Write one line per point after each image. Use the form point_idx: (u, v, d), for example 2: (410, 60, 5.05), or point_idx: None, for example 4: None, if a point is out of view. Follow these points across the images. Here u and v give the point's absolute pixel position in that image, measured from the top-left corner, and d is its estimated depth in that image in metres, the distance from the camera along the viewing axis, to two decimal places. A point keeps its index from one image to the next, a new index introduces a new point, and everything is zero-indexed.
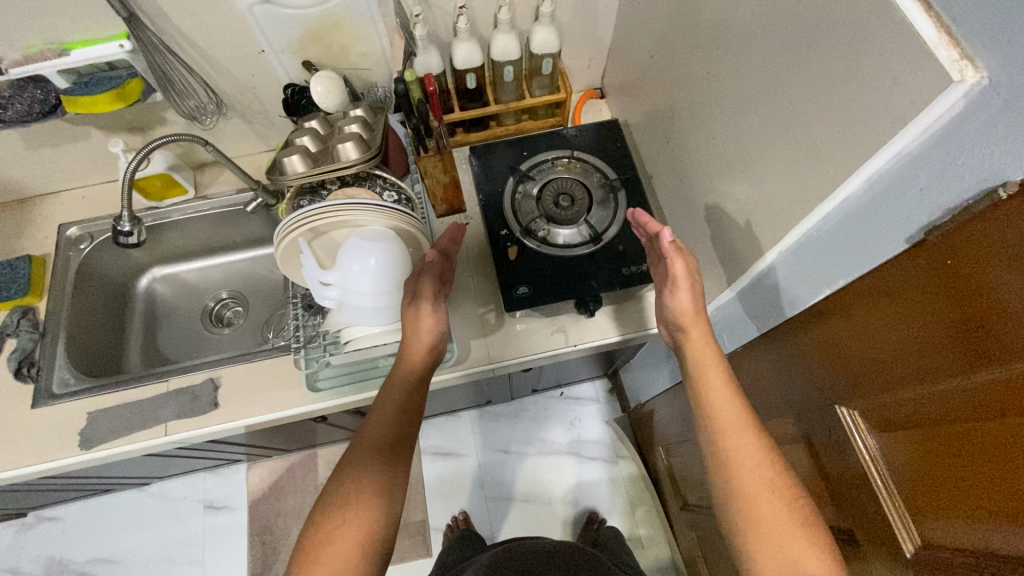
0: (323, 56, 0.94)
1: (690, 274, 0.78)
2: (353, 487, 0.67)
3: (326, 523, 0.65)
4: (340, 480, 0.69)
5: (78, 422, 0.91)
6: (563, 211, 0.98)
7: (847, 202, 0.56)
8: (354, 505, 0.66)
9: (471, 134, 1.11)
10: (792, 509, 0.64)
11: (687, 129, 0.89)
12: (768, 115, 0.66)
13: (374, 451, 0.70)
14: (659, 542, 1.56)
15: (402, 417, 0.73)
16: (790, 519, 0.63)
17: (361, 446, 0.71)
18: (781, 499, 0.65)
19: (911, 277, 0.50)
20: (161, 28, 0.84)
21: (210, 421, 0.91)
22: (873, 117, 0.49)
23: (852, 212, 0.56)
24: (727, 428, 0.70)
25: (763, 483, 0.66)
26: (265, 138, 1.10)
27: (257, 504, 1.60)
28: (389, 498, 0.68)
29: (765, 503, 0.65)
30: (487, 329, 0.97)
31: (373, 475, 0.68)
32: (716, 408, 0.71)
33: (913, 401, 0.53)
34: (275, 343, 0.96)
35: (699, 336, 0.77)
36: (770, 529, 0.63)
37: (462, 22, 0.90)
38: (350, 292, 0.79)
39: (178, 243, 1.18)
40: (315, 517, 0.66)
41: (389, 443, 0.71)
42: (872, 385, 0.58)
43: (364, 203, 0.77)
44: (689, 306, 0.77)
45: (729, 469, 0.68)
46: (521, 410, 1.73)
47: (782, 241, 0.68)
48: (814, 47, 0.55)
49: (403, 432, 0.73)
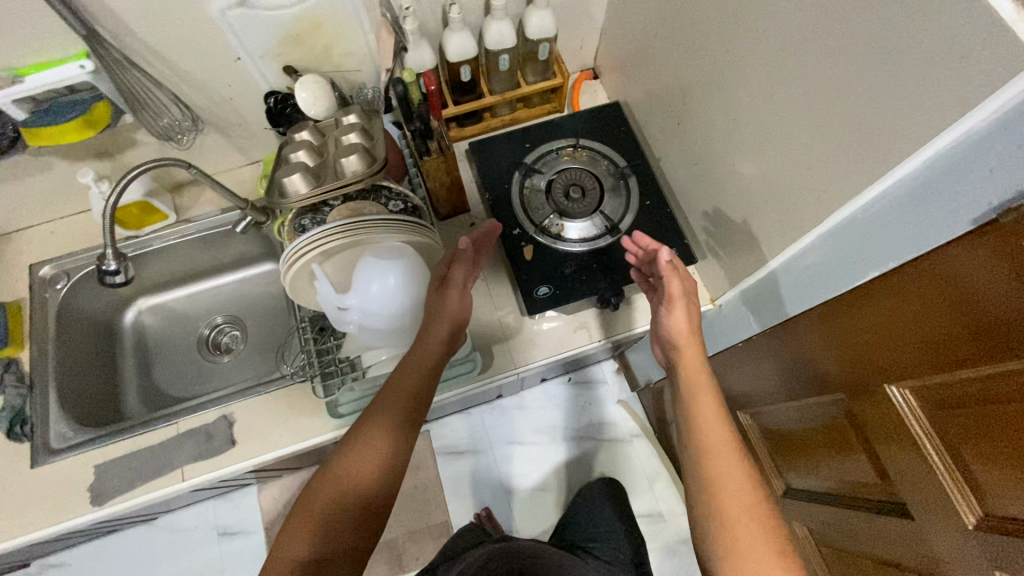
0: (306, 60, 0.87)
1: (689, 293, 0.76)
2: (356, 464, 0.65)
3: (326, 492, 0.65)
4: (344, 450, 0.66)
5: (87, 478, 0.86)
6: (575, 204, 0.94)
7: (901, 185, 0.54)
8: (353, 480, 0.65)
9: (466, 127, 1.05)
10: (769, 535, 0.62)
11: (700, 110, 0.85)
12: (804, 92, 0.63)
13: (382, 428, 0.67)
14: (679, 514, 1.59)
15: (414, 393, 0.70)
16: (767, 548, 0.61)
17: (371, 419, 0.68)
18: (757, 524, 0.62)
19: (976, 260, 0.48)
20: (124, 43, 0.76)
21: (229, 461, 0.87)
22: (943, 93, 0.47)
23: (902, 195, 0.54)
24: (712, 448, 0.68)
25: (741, 506, 0.64)
26: (245, 151, 1.02)
27: (273, 524, 1.56)
28: (388, 478, 0.66)
29: (743, 530, 0.62)
30: (508, 333, 0.95)
31: (376, 454, 0.66)
32: (704, 426, 0.69)
33: (976, 382, 0.52)
34: (291, 377, 0.90)
35: (691, 354, 0.74)
36: (745, 555, 0.61)
37: (455, 11, 0.83)
38: (371, 314, 0.74)
39: (163, 271, 1.10)
40: (316, 482, 0.66)
41: (398, 422, 0.67)
42: (930, 366, 0.57)
43: (333, 226, 0.71)
44: (684, 327, 0.75)
45: (711, 493, 0.66)
46: (531, 399, 1.70)
47: (822, 223, 0.67)
48: (868, 18, 0.52)
49: (412, 412, 0.69)
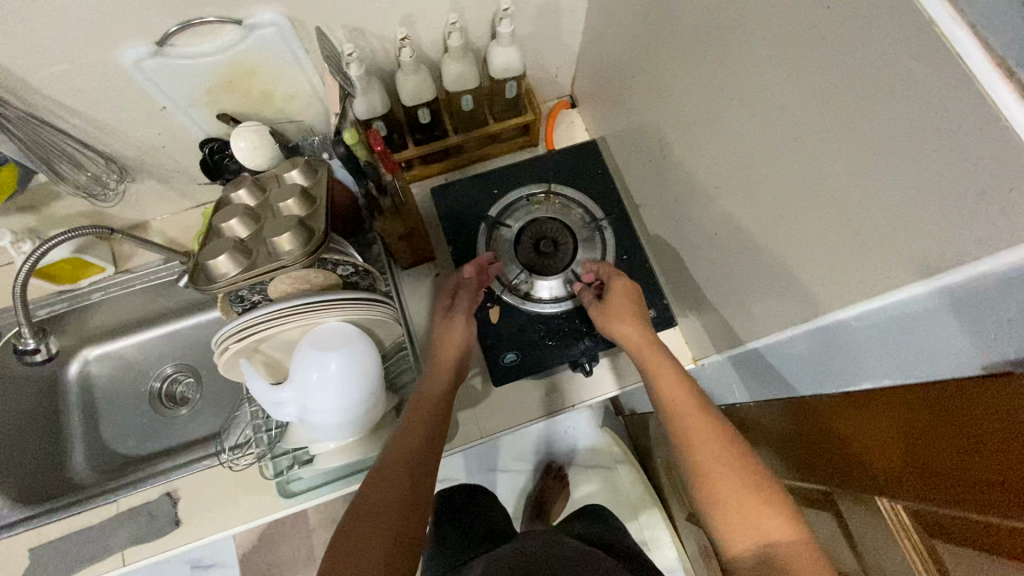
0: (243, 106, 0.79)
1: (631, 297, 0.77)
2: (388, 493, 0.62)
3: (360, 523, 0.59)
4: (371, 485, 0.63)
5: (21, 562, 0.81)
6: (545, 259, 0.88)
7: (914, 304, 0.44)
8: (388, 509, 0.61)
9: (429, 166, 0.96)
10: (745, 476, 0.58)
11: (678, 163, 0.77)
12: (788, 175, 0.55)
13: (407, 461, 0.65)
14: (664, 544, 1.50)
15: (428, 429, 0.70)
16: (773, 515, 0.56)
17: (394, 456, 0.66)
18: (733, 470, 0.59)
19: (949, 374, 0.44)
20: (27, 100, 0.67)
21: (172, 544, 0.80)
22: (940, 226, 0.39)
23: (922, 316, 0.44)
24: (679, 408, 0.65)
25: (711, 450, 0.61)
26: (188, 194, 0.94)
27: (249, 557, 1.46)
28: (419, 507, 0.63)
29: (755, 515, 0.56)
30: (473, 399, 0.87)
31: (400, 482, 0.63)
32: (689, 423, 0.64)
33: (923, 437, 0.47)
34: (220, 459, 0.83)
35: (639, 340, 0.73)
36: (725, 496, 0.58)
37: (406, 55, 0.74)
38: (310, 408, 0.67)
39: (107, 321, 1.02)
40: (346, 520, 0.60)
41: (412, 451, 0.66)
42: (889, 439, 0.52)
43: (261, 312, 0.65)
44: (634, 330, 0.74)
45: (687, 447, 0.63)
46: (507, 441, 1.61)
47: (820, 316, 0.56)
48: (855, 116, 0.44)
49: (430, 448, 0.68)
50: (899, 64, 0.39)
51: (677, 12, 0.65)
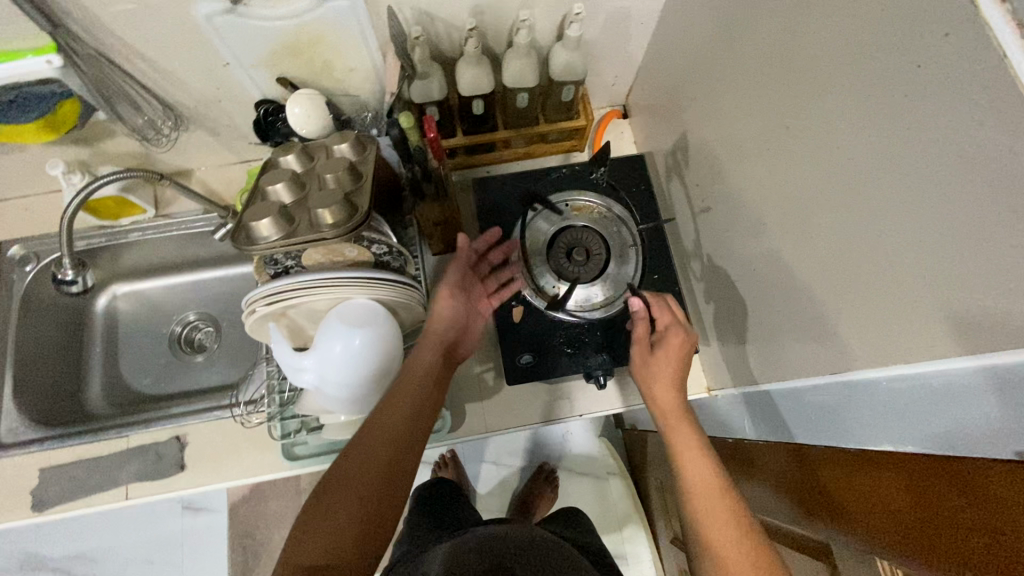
0: (303, 72, 0.79)
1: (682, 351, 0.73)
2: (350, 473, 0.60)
3: (332, 496, 0.59)
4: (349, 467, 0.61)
5: (31, 479, 0.84)
6: (576, 267, 0.85)
7: (953, 376, 0.43)
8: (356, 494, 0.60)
9: (474, 156, 0.96)
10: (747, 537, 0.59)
11: (727, 191, 0.76)
12: (838, 226, 0.54)
13: (384, 440, 0.63)
14: (643, 560, 1.50)
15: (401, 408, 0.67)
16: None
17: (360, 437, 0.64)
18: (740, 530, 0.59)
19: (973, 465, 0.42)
20: (99, 39, 0.69)
21: (175, 485, 0.83)
22: (992, 308, 0.39)
23: (965, 391, 0.42)
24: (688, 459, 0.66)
25: (712, 498, 0.62)
26: (236, 150, 0.96)
27: (239, 506, 1.49)
28: (392, 491, 0.61)
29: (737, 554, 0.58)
30: (484, 392, 0.88)
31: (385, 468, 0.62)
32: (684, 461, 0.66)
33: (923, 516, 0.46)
34: (231, 413, 0.86)
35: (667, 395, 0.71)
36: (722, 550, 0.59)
37: (471, 44, 0.74)
38: (327, 381, 0.68)
39: (140, 261, 1.05)
40: (324, 492, 0.60)
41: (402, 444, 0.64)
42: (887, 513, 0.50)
43: (295, 280, 0.67)
44: (671, 391, 0.71)
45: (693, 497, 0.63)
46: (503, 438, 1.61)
47: (858, 370, 0.54)
48: (921, 180, 0.43)
49: (411, 430, 0.65)
50: (972, 137, 0.38)
51: (749, 43, 0.64)
